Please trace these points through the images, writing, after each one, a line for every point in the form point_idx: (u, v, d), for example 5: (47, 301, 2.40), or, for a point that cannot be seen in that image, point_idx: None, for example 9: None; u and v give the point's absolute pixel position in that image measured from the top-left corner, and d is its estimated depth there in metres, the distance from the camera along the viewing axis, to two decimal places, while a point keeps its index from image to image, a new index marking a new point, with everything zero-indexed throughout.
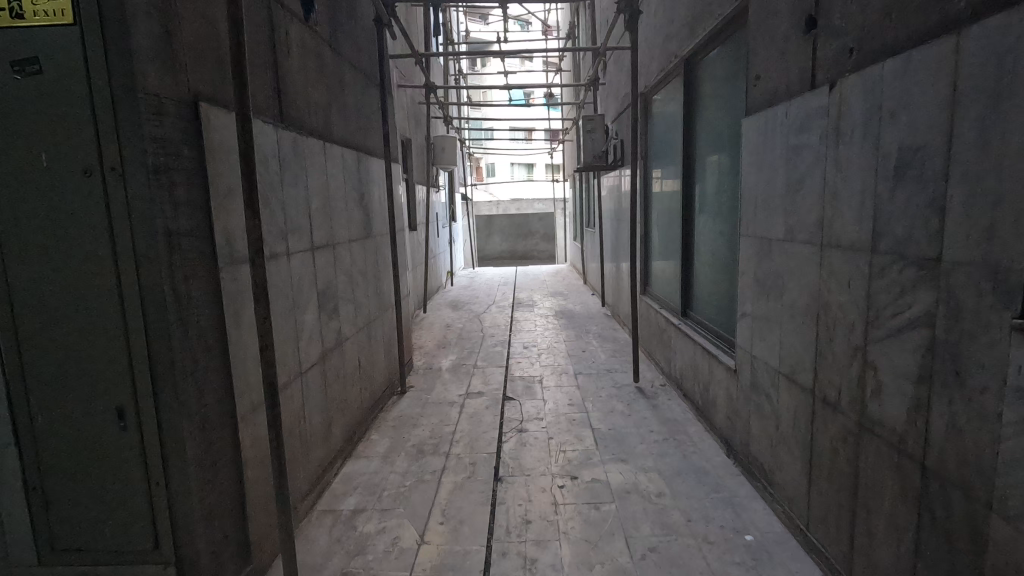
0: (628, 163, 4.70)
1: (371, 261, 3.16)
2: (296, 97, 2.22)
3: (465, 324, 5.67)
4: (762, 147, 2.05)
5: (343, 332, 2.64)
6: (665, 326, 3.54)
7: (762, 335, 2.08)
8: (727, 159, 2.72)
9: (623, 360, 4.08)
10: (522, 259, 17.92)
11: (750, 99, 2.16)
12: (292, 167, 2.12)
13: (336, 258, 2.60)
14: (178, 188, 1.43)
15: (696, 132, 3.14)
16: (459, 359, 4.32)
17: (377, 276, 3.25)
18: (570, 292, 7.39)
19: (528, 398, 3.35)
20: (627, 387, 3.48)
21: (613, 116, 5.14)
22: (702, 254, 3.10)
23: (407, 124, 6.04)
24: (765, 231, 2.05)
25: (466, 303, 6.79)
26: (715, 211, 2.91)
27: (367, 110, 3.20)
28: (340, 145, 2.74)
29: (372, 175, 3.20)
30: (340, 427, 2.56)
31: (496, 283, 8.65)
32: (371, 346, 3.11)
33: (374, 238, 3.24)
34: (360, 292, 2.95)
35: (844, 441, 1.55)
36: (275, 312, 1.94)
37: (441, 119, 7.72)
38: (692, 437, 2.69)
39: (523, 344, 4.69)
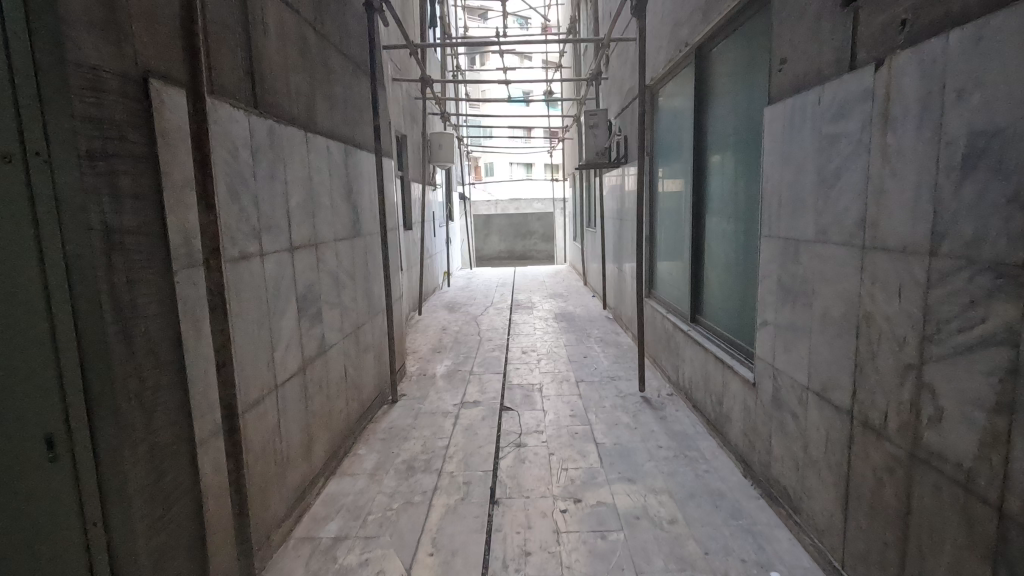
0: (632, 160, 4.50)
1: (360, 263, 2.95)
2: (274, 81, 2.01)
3: (461, 327, 5.47)
4: (788, 138, 1.85)
5: (327, 340, 2.43)
6: (673, 333, 3.34)
7: (787, 346, 1.88)
8: (742, 153, 2.52)
9: (627, 367, 3.88)
10: (521, 259, 17.73)
11: (773, 86, 1.96)
12: (268, 159, 1.92)
13: (320, 259, 2.40)
14: (121, 178, 1.22)
15: (707, 126, 2.94)
16: (454, 365, 4.11)
17: (366, 279, 3.05)
18: (570, 294, 7.19)
19: (527, 409, 3.15)
20: (632, 397, 3.28)
21: (616, 111, 4.94)
22: (713, 256, 2.89)
23: (402, 119, 5.82)
24: (790, 231, 1.85)
25: (463, 305, 6.59)
26: (728, 209, 2.70)
27: (357, 100, 3.00)
28: (326, 137, 2.53)
29: (361, 171, 3.00)
30: (322, 443, 2.35)
31: (494, 284, 8.46)
32: (359, 354, 2.90)
33: (364, 238, 3.04)
34: (347, 295, 2.74)
35: (890, 472, 1.36)
36: (246, 320, 1.73)
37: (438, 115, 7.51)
38: (704, 454, 2.49)
39: (522, 349, 4.48)
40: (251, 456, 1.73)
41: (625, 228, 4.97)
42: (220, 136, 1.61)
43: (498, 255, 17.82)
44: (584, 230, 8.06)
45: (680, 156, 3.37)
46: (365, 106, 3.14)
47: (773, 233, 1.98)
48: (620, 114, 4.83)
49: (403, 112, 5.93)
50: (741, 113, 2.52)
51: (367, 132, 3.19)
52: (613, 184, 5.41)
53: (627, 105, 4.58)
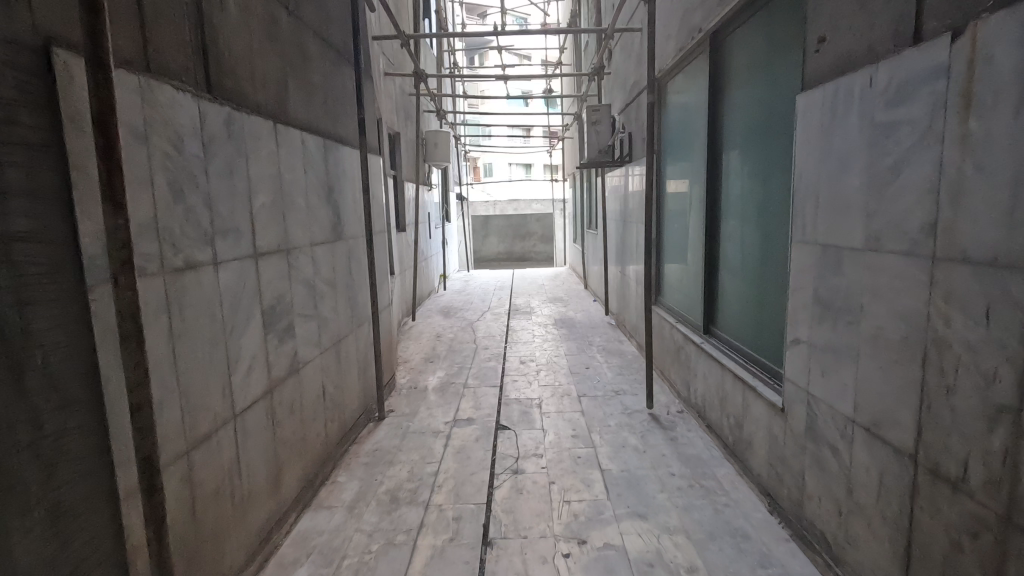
0: (637, 158, 4.25)
1: (341, 270, 2.69)
2: (235, 63, 1.75)
3: (456, 334, 5.20)
4: (828, 130, 1.59)
5: (301, 356, 2.17)
6: (683, 345, 3.08)
7: (825, 370, 1.62)
8: (762, 148, 2.26)
9: (632, 379, 3.62)
10: (519, 261, 17.47)
11: (809, 71, 1.70)
12: (225, 152, 1.66)
13: (293, 266, 2.14)
14: (7, 170, 0.96)
15: (723, 120, 2.67)
16: (448, 377, 3.85)
17: (348, 287, 2.78)
18: (570, 298, 6.95)
19: (525, 429, 2.89)
20: (640, 415, 3.02)
21: (620, 107, 4.68)
22: (731, 262, 2.62)
23: (394, 116, 5.56)
24: (831, 237, 1.59)
25: (459, 311, 6.33)
26: (747, 211, 2.43)
27: (339, 91, 2.74)
28: (301, 130, 2.27)
29: (343, 168, 2.74)
30: (295, 473, 2.09)
31: (491, 288, 8.16)
32: (340, 370, 2.63)
33: (347, 243, 2.77)
34: (326, 306, 2.48)
35: (972, 536, 1.10)
36: (193, 340, 1.47)
37: (434, 113, 7.26)
38: (722, 484, 2.23)
39: (520, 360, 4.21)
40: (198, 502, 1.46)
41: (629, 230, 4.71)
42: (160, 124, 1.36)
43: (496, 257, 17.56)
44: (585, 232, 7.80)
45: (690, 153, 3.11)
46: (349, 98, 2.88)
47: (807, 239, 1.72)
48: (624, 111, 4.56)
49: (396, 108, 5.67)
50: (761, 103, 2.27)
51: (351, 125, 2.92)
52: (616, 185, 5.15)
53: (631, 100, 4.32)
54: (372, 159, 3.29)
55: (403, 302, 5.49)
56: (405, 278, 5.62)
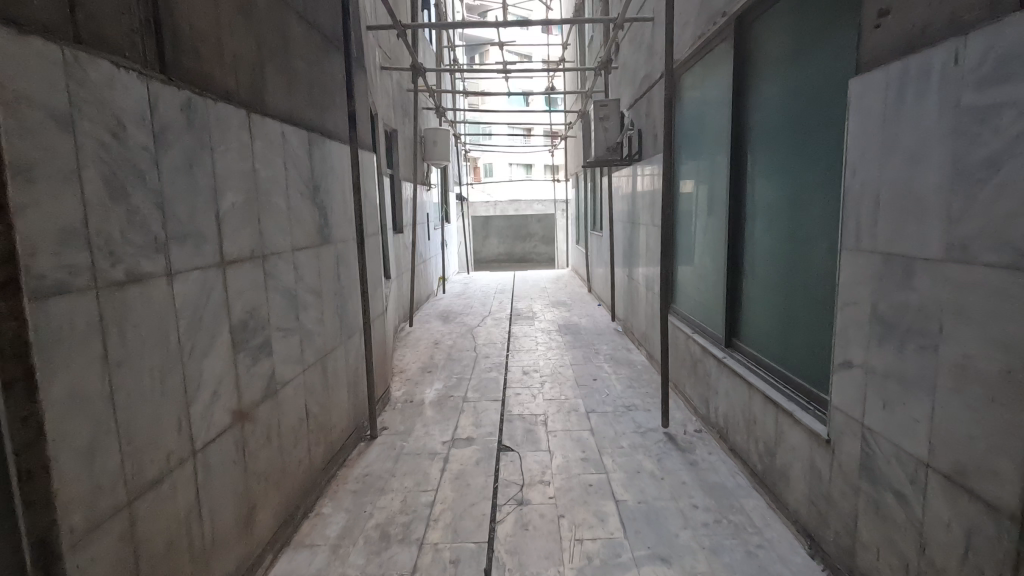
0: (648, 157, 4.00)
1: (329, 277, 2.45)
2: (200, 41, 1.51)
3: (455, 341, 4.96)
4: (894, 119, 1.34)
5: (280, 375, 1.93)
6: (701, 358, 2.84)
7: (888, 402, 1.38)
8: (792, 143, 2.02)
9: (644, 393, 3.37)
10: (520, 262, 17.23)
11: (866, 50, 1.46)
12: (183, 144, 1.42)
13: (270, 274, 1.89)
14: None
15: (748, 112, 2.42)
16: (446, 389, 3.61)
17: (337, 295, 2.54)
18: (574, 302, 6.70)
19: (529, 450, 2.64)
20: (654, 434, 2.77)
21: (628, 103, 4.44)
22: (758, 270, 2.37)
23: (391, 112, 5.32)
24: (898, 246, 1.34)
25: (458, 315, 6.09)
26: (776, 213, 2.17)
27: (326, 81, 2.49)
28: (281, 122, 2.03)
29: (331, 166, 2.49)
30: (271, 509, 1.85)
31: (492, 291, 7.92)
32: (327, 389, 2.39)
33: (335, 247, 2.53)
34: (310, 317, 2.23)
35: None
36: (139, 367, 1.23)
37: (433, 110, 7.02)
38: (753, 519, 1.98)
39: (523, 370, 3.97)
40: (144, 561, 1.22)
41: (638, 233, 4.46)
42: (93, 108, 1.12)
43: (496, 258, 17.33)
44: (588, 233, 7.56)
45: (708, 151, 2.86)
46: (338, 89, 2.64)
47: (863, 246, 1.47)
48: (633, 106, 4.32)
49: (393, 104, 5.43)
50: (791, 93, 2.02)
51: (341, 119, 2.68)
52: (623, 185, 4.91)
53: (641, 95, 4.08)
54: (365, 157, 3.05)
55: (400, 307, 5.25)
56: (402, 282, 5.38)
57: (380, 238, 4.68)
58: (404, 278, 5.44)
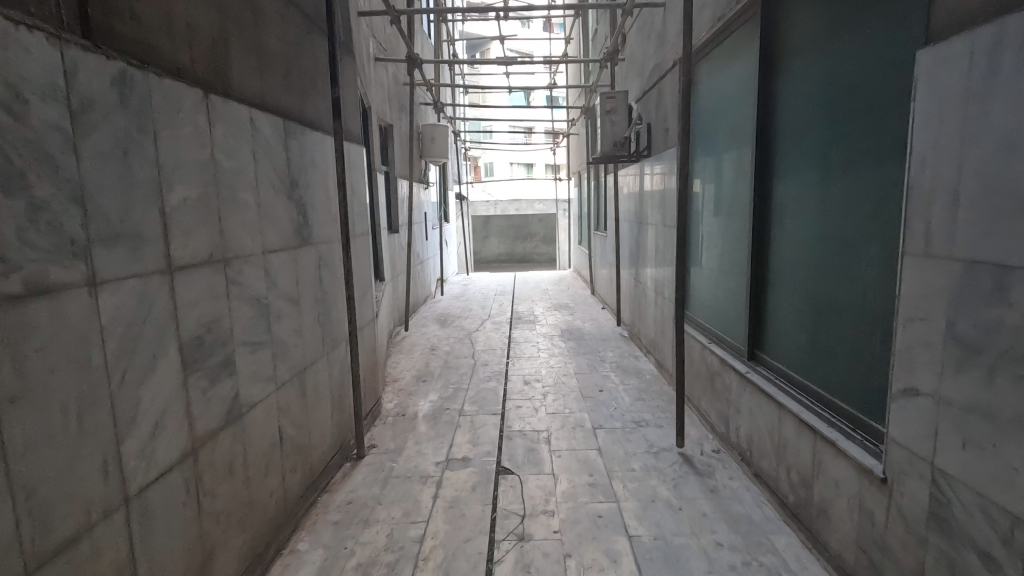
0: (657, 152, 3.76)
1: (309, 282, 2.20)
2: (140, 4, 1.27)
3: (452, 347, 4.71)
4: (984, 97, 1.09)
5: (247, 396, 1.69)
6: (720, 371, 2.59)
7: (972, 441, 1.13)
8: (831, 133, 1.76)
9: (655, 407, 3.12)
10: (521, 262, 16.97)
11: (939, 16, 1.21)
12: (118, 125, 1.18)
13: (234, 281, 1.64)
14: None
15: (777, 100, 2.16)
16: (441, 401, 3.36)
17: (319, 303, 2.30)
18: (577, 305, 6.45)
19: (531, 473, 2.40)
20: (668, 455, 2.52)
21: (636, 95, 4.19)
22: (788, 275, 2.11)
23: (385, 106, 5.07)
24: (988, 253, 1.09)
25: (456, 319, 5.84)
26: (810, 212, 1.92)
27: (307, 64, 2.24)
28: (251, 106, 1.78)
29: (312, 159, 2.25)
30: (233, 552, 1.60)
31: (491, 293, 7.68)
32: (306, 407, 2.14)
33: (317, 249, 2.28)
34: (286, 329, 1.99)
35: None
36: (47, 400, 0.99)
37: (431, 105, 6.77)
38: (786, 561, 1.74)
39: (523, 380, 3.72)
40: None
41: (647, 234, 4.21)
42: None
43: (497, 258, 17.07)
44: (592, 234, 7.30)
45: (728, 143, 2.61)
46: (321, 74, 2.39)
47: (934, 250, 1.23)
48: (642, 99, 4.07)
49: (388, 98, 5.18)
50: (831, 75, 1.77)
51: (325, 108, 2.43)
52: (630, 183, 4.66)
53: (650, 86, 3.83)
54: (353, 151, 2.81)
55: (395, 311, 5.01)
56: (397, 284, 5.13)
57: (373, 239, 4.43)
58: (399, 280, 5.19)
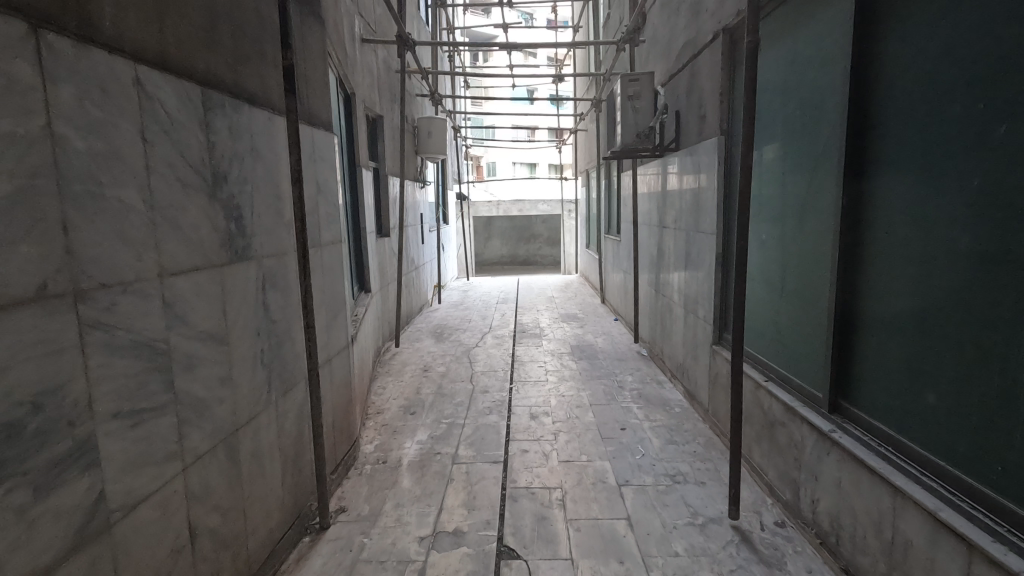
0: (688, 145, 3.19)
1: (246, 310, 1.64)
2: None
3: (448, 367, 4.15)
4: None
5: (121, 494, 1.12)
6: (782, 422, 2.02)
7: None
8: (1012, 106, 1.16)
9: (692, 455, 2.56)
10: (524, 265, 16.39)
11: None
12: None
13: (100, 323, 1.08)
14: None
15: (880, 69, 1.57)
16: (431, 442, 2.80)
17: (262, 337, 1.73)
18: (587, 316, 5.90)
19: (544, 559, 1.84)
20: (720, 531, 1.95)
21: (660, 80, 3.63)
22: (897, 310, 1.53)
23: (374, 95, 4.51)
24: None
25: (454, 333, 5.28)
26: (948, 226, 1.34)
27: (246, 20, 1.68)
28: (142, 65, 1.22)
29: (251, 144, 1.68)
30: None
31: (493, 301, 7.12)
32: (240, 481, 1.58)
33: (259, 264, 1.72)
34: (205, 380, 1.43)
35: None
36: None
37: (428, 96, 6.22)
38: None
39: (529, 414, 3.15)
40: None
41: (671, 240, 3.63)
42: None
43: (499, 260, 16.50)
44: (602, 238, 6.72)
45: (792, 129, 2.00)
46: (270, 36, 1.83)
47: None
48: (668, 84, 3.50)
49: (377, 87, 4.63)
50: (1007, 20, 1.16)
51: (274, 78, 1.87)
52: (652, 183, 4.09)
53: (680, 68, 3.26)
54: (318, 138, 2.24)
55: (383, 326, 4.44)
56: (386, 295, 4.57)
57: (355, 246, 3.87)
58: (388, 291, 4.62)
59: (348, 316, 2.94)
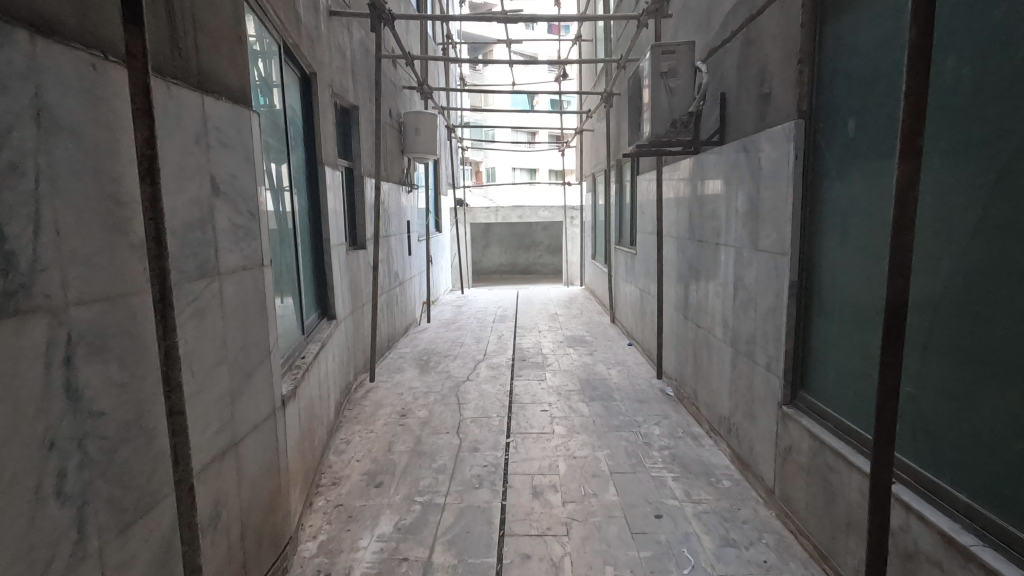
0: (739, 137, 2.45)
1: (13, 408, 0.88)
2: None
3: (431, 410, 3.40)
4: None
5: None
6: (937, 561, 1.26)
7: None
8: None
9: (764, 570, 1.80)
10: (523, 274, 15.63)
11: None
12: None
13: None
14: None
15: None
16: (398, 538, 2.05)
17: (63, 447, 0.97)
18: (596, 339, 5.16)
19: None
20: None
21: (698, 55, 2.88)
22: None
23: (347, 81, 3.78)
24: None
25: (441, 361, 4.52)
26: None
27: None
28: None
29: (38, 102, 0.94)
30: None
31: (489, 318, 6.36)
32: None
33: (57, 318, 0.96)
34: None
35: None
36: None
37: (417, 88, 5.49)
38: None
39: (530, 488, 2.40)
40: None
41: (710, 258, 2.88)
42: None
43: (497, 269, 15.74)
44: (612, 248, 5.99)
45: (957, 96, 1.26)
46: None
47: None
48: (709, 60, 2.75)
49: (352, 71, 3.90)
50: None
51: (115, 4, 1.13)
52: (681, 186, 3.35)
53: (728, 36, 2.52)
54: (217, 111, 1.49)
55: (353, 358, 3.68)
56: (358, 319, 3.81)
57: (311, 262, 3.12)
58: (361, 315, 3.87)
59: (284, 363, 2.18)
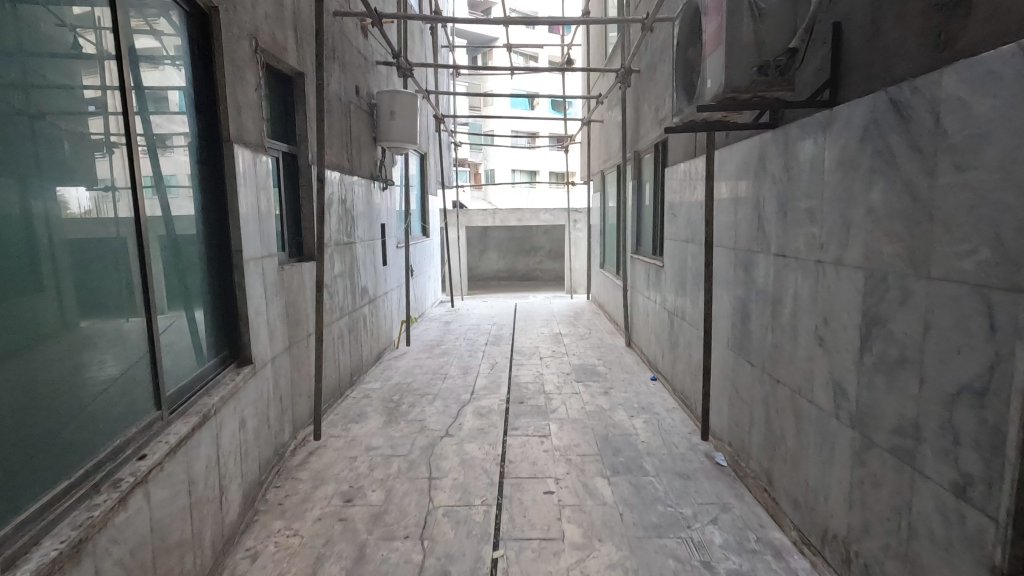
0: (880, 87, 1.47)
1: None
2: None
3: (389, 490, 2.42)
4: None
5: None
6: None
7: None
8: None
9: None
10: (523, 281, 14.63)
11: None
12: None
13: None
14: None
15: None
16: None
17: None
18: (611, 371, 4.18)
19: None
20: None
21: None
22: None
23: (285, 37, 2.80)
24: None
25: (416, 404, 3.54)
26: None
27: None
28: None
29: None
30: None
31: (480, 339, 5.37)
32: None
33: None
34: None
35: None
36: None
37: (395, 63, 4.52)
38: None
39: None
40: None
41: (801, 283, 1.90)
42: None
43: (496, 275, 14.78)
44: (629, 258, 5.01)
45: None
46: None
47: None
48: None
49: (294, 24, 2.92)
50: None
51: None
52: (744, 176, 2.36)
53: None
54: None
55: (283, 413, 2.69)
56: (294, 358, 2.82)
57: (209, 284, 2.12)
58: (300, 352, 2.88)
59: (60, 491, 1.18)
